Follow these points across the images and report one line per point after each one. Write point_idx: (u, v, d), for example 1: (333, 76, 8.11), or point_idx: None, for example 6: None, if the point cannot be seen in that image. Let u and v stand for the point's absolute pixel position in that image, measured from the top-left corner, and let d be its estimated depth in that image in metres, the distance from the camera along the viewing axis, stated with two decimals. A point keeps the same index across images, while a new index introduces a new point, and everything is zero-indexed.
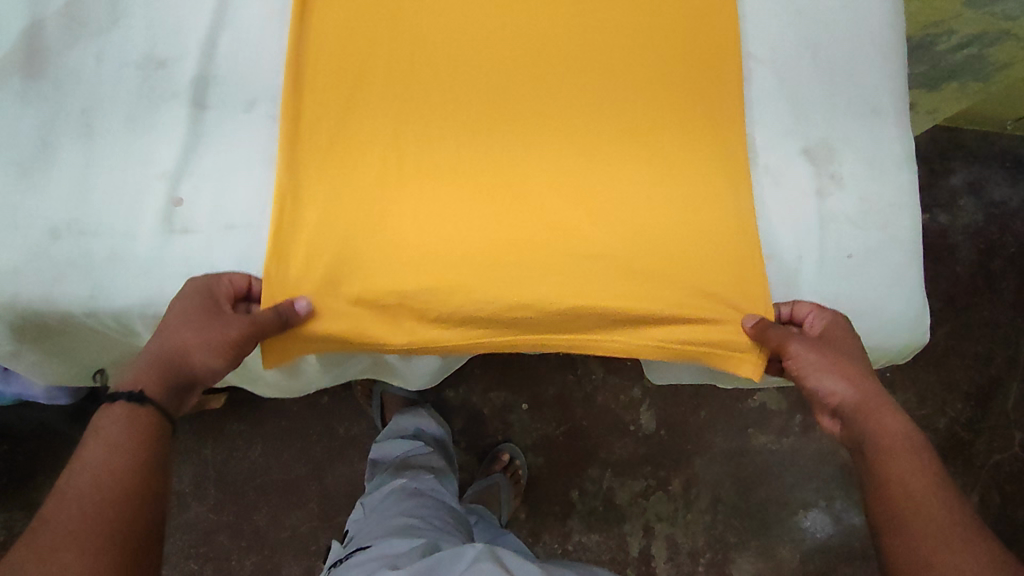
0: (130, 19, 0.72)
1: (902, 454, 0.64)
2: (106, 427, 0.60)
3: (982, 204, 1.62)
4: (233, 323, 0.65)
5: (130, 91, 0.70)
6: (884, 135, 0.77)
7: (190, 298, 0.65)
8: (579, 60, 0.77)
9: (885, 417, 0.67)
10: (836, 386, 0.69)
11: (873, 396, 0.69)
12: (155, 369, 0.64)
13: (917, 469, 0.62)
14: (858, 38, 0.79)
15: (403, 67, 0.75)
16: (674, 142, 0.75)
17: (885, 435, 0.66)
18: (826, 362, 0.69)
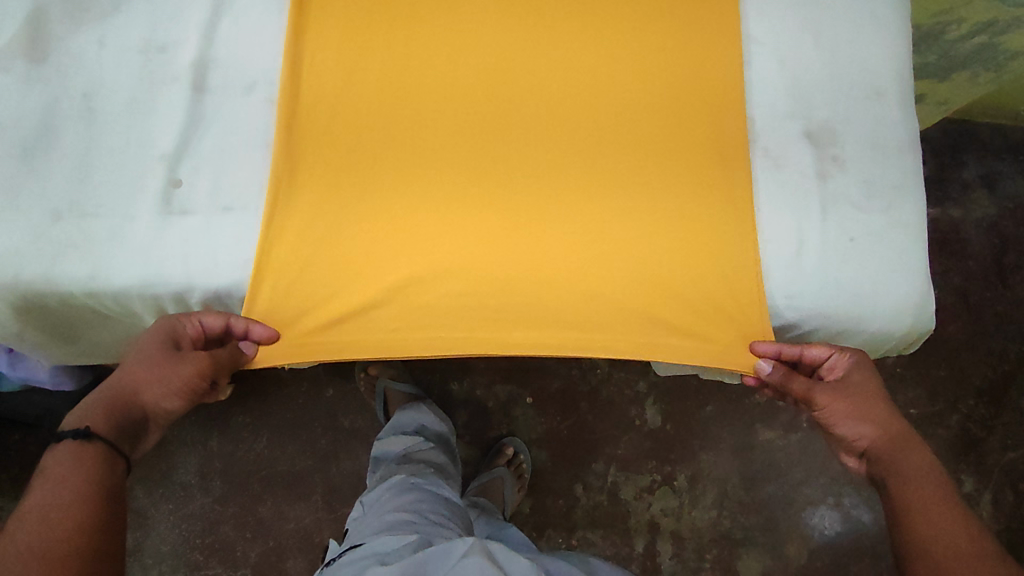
0: (132, 5, 0.73)
1: (929, 490, 0.65)
2: (53, 464, 0.59)
3: (996, 198, 1.59)
4: (191, 361, 0.67)
5: (131, 75, 0.71)
6: (888, 117, 0.76)
7: (155, 339, 0.67)
8: (578, 45, 0.76)
9: (912, 455, 0.69)
10: (862, 429, 0.71)
11: (899, 436, 0.70)
12: (105, 408, 0.64)
13: (944, 506, 0.63)
14: (862, 20, 0.78)
15: (402, 51, 0.75)
16: (673, 126, 0.75)
17: (913, 472, 0.67)
18: (853, 407, 0.71)
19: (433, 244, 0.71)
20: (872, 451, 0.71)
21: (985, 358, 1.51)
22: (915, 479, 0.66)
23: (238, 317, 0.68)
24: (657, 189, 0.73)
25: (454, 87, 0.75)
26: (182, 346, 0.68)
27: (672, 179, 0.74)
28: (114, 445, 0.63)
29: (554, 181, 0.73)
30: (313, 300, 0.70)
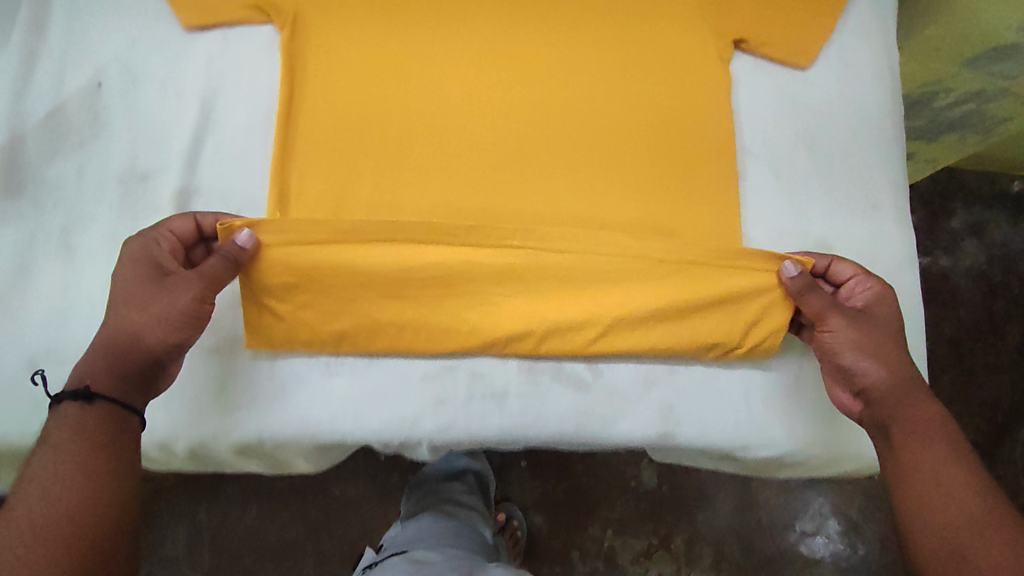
0: (112, 129, 0.69)
1: (938, 445, 0.62)
2: (61, 426, 0.56)
3: (984, 247, 1.60)
4: (176, 283, 0.60)
5: (112, 207, 0.67)
6: (883, 234, 0.77)
7: (134, 262, 0.62)
8: (571, 158, 0.73)
9: (918, 405, 0.64)
10: (874, 368, 0.65)
11: (910, 384, 0.65)
12: (101, 362, 0.59)
13: (936, 457, 0.61)
14: (857, 131, 0.79)
15: (395, 161, 0.70)
16: (688, 240, 0.69)
17: (915, 421, 0.64)
18: (867, 338, 0.66)
19: (429, 378, 0.67)
20: (874, 392, 0.65)
21: (972, 411, 1.51)
22: (923, 433, 0.63)
23: (205, 212, 0.65)
24: (672, 313, 0.68)
25: (456, 198, 0.70)
26: (161, 265, 0.62)
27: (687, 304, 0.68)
28: (122, 400, 0.59)
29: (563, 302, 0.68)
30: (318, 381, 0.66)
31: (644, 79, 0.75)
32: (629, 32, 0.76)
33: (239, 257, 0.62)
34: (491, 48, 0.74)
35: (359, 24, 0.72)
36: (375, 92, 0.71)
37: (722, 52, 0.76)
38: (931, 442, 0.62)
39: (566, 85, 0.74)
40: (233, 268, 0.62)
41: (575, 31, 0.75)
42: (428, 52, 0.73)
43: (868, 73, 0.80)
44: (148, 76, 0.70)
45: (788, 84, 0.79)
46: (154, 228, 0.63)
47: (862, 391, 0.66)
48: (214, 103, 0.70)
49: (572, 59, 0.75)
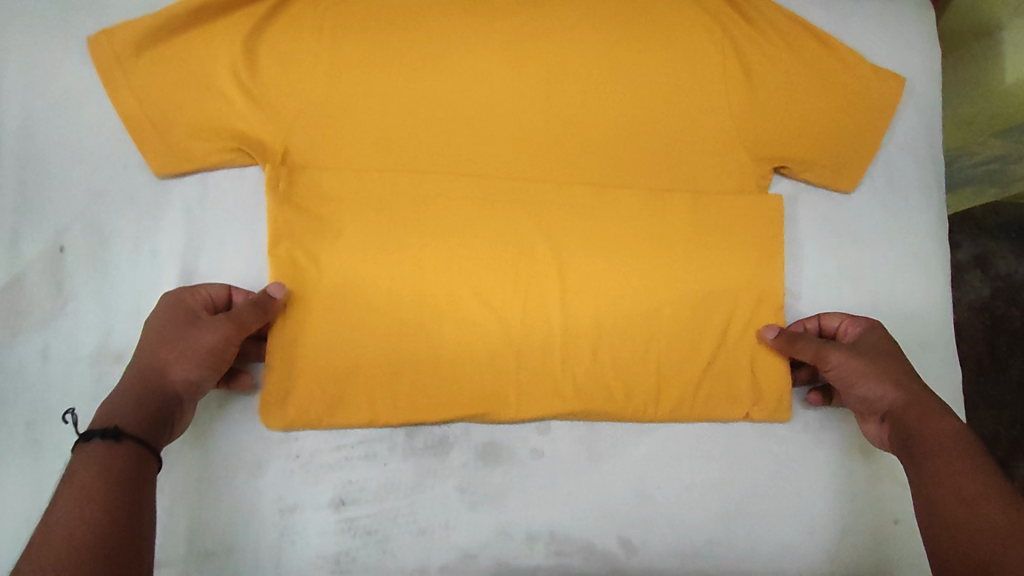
0: (79, 300, 0.60)
1: (955, 455, 0.54)
2: (86, 472, 0.46)
3: (984, 278, 1.14)
4: (208, 326, 0.56)
5: (84, 394, 0.59)
6: (930, 375, 0.73)
7: (166, 309, 0.58)
8: (593, 307, 0.67)
9: (937, 415, 0.58)
10: (884, 390, 0.61)
11: (925, 401, 0.59)
12: (122, 392, 0.53)
13: (955, 464, 0.54)
14: (902, 260, 0.74)
15: (406, 324, 0.63)
16: (714, 388, 0.67)
17: (934, 434, 0.57)
18: (871, 365, 0.62)
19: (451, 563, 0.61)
20: (893, 412, 0.60)
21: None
22: (939, 446, 0.55)
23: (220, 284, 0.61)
24: (701, 466, 0.67)
25: (470, 363, 0.64)
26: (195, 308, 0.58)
27: (724, 460, 0.67)
28: (148, 443, 0.51)
29: (597, 468, 0.65)
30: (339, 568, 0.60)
31: (676, 214, 0.69)
32: (659, 158, 0.70)
33: (267, 305, 0.59)
34: (499, 189, 0.66)
35: (358, 164, 0.64)
36: (379, 245, 0.64)
37: (759, 177, 0.71)
38: (952, 450, 0.55)
39: (578, 228, 0.67)
40: (260, 314, 0.58)
41: (600, 158, 0.69)
42: (437, 194, 0.65)
43: (914, 196, 0.76)
44: (117, 235, 0.61)
45: (831, 210, 0.74)
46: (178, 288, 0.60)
47: (882, 414, 0.62)
48: (196, 265, 0.62)
49: (596, 192, 0.68)
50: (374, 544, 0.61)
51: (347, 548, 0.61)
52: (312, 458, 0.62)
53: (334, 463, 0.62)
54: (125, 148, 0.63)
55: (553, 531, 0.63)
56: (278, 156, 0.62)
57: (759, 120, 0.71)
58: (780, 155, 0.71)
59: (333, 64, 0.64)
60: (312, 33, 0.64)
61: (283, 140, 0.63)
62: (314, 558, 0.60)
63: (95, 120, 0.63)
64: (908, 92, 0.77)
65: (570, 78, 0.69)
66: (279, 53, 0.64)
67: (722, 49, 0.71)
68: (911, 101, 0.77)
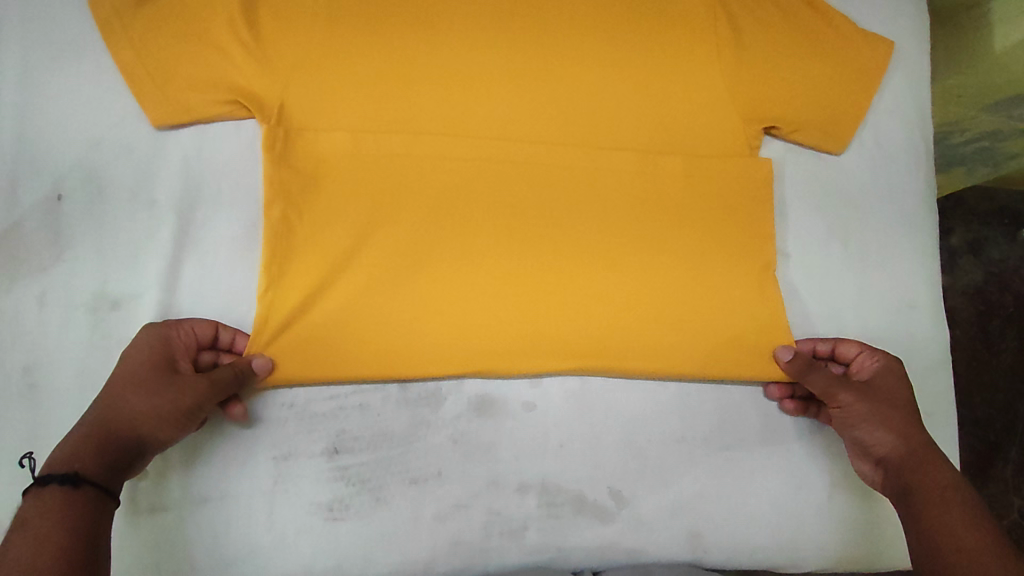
0: (76, 248, 0.60)
1: (951, 500, 0.55)
2: (41, 518, 0.47)
3: (977, 263, 1.15)
4: (189, 381, 0.55)
5: (80, 341, 0.59)
6: (921, 337, 0.73)
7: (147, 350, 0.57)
8: (583, 265, 0.67)
9: (932, 470, 0.58)
10: (883, 438, 0.61)
11: (923, 454, 0.60)
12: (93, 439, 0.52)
13: (954, 512, 0.54)
14: (889, 223, 0.75)
15: (400, 279, 0.64)
16: (706, 344, 0.67)
17: (931, 486, 0.57)
18: (876, 412, 0.62)
19: (442, 513, 0.62)
20: (890, 461, 0.61)
21: (978, 482, 1.08)
22: (937, 498, 0.56)
23: (200, 321, 0.60)
24: (691, 421, 0.68)
25: (462, 318, 0.64)
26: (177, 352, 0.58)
27: (715, 415, 0.68)
28: (107, 488, 0.50)
29: (589, 421, 0.66)
30: (330, 517, 0.61)
31: (667, 175, 0.70)
32: (652, 119, 0.71)
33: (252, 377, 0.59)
34: (491, 150, 0.67)
35: (351, 120, 0.65)
36: (373, 201, 0.65)
37: (750, 139, 0.72)
38: (947, 503, 0.55)
39: (571, 187, 0.68)
40: (241, 380, 0.58)
41: (592, 119, 0.70)
42: (431, 152, 0.66)
43: (902, 159, 0.77)
44: (114, 184, 0.62)
45: (820, 171, 0.75)
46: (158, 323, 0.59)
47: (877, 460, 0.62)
48: (193, 216, 0.63)
49: (588, 151, 0.69)
50: (367, 493, 0.62)
51: (341, 496, 0.61)
52: (307, 407, 0.62)
53: (328, 412, 0.62)
54: (124, 100, 0.63)
55: (544, 482, 0.64)
56: (274, 110, 0.63)
57: (750, 82, 0.71)
58: (769, 117, 0.72)
59: (329, 21, 0.65)
60: None
61: (279, 95, 0.63)
62: (308, 504, 0.61)
63: (91, 72, 0.63)
64: (896, 57, 0.78)
65: (565, 39, 0.70)
66: (278, 8, 0.64)
67: (712, 13, 0.72)
68: (900, 66, 0.78)
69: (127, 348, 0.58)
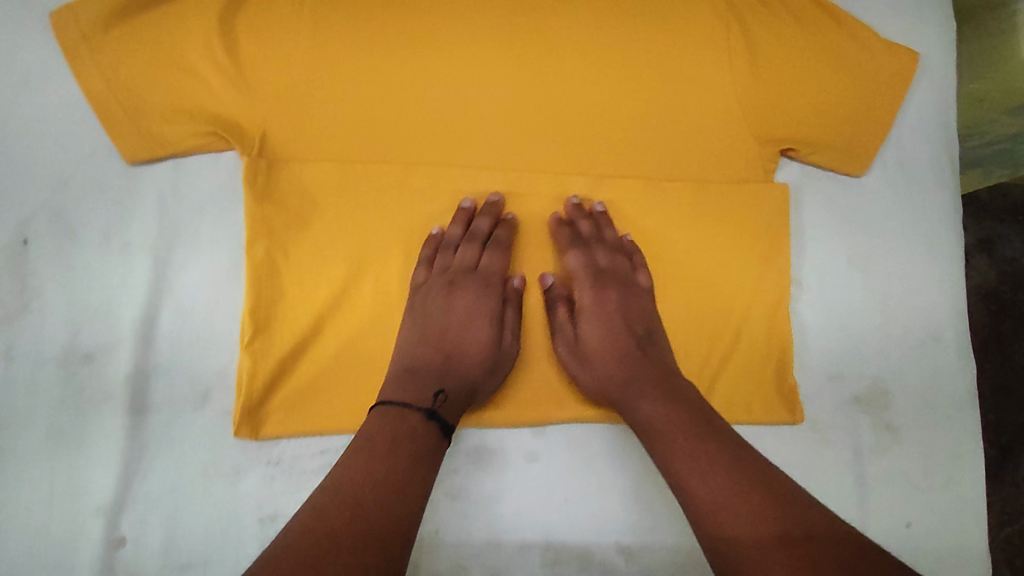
0: (44, 297, 0.56)
1: (677, 439, 0.52)
2: (404, 445, 0.52)
3: (989, 261, 1.06)
4: (506, 335, 0.61)
5: (52, 397, 0.55)
6: (946, 370, 0.69)
7: (481, 285, 0.62)
8: (590, 299, 0.63)
9: (642, 403, 0.56)
10: (588, 375, 0.60)
11: (625, 382, 0.58)
12: (449, 371, 0.58)
13: (698, 462, 0.50)
14: (914, 248, 0.70)
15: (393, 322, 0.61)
16: (715, 384, 0.64)
17: (654, 425, 0.54)
18: (580, 343, 0.61)
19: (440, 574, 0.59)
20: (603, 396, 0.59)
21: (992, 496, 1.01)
22: (671, 445, 0.52)
23: (467, 207, 0.62)
24: None
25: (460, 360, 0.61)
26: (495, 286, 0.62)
27: None
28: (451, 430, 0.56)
29: (595, 469, 0.62)
30: None
31: (677, 204, 0.66)
32: (662, 141, 0.66)
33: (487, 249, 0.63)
34: (487, 181, 0.64)
35: (338, 151, 0.61)
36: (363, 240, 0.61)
37: (767, 161, 0.67)
38: (672, 445, 0.52)
39: (579, 216, 0.64)
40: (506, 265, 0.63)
41: (595, 144, 0.65)
42: (426, 184, 0.62)
43: (931, 180, 0.71)
44: (84, 227, 0.58)
45: (840, 194, 0.70)
46: (493, 263, 0.62)
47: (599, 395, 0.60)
48: (170, 258, 0.59)
49: (592, 181, 0.65)
50: None
51: None
52: (294, 464, 0.58)
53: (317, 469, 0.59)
54: (92, 135, 0.59)
55: (548, 537, 0.61)
56: (256, 141, 0.59)
57: (767, 98, 0.66)
58: (788, 137, 0.67)
59: (312, 42, 0.60)
60: (293, 10, 0.60)
61: (261, 126, 0.59)
62: None
63: (57, 102, 0.59)
64: (922, 66, 0.73)
65: (569, 54, 0.65)
66: (257, 29, 0.59)
67: (726, 24, 0.66)
68: (927, 76, 0.72)
69: (445, 275, 0.62)
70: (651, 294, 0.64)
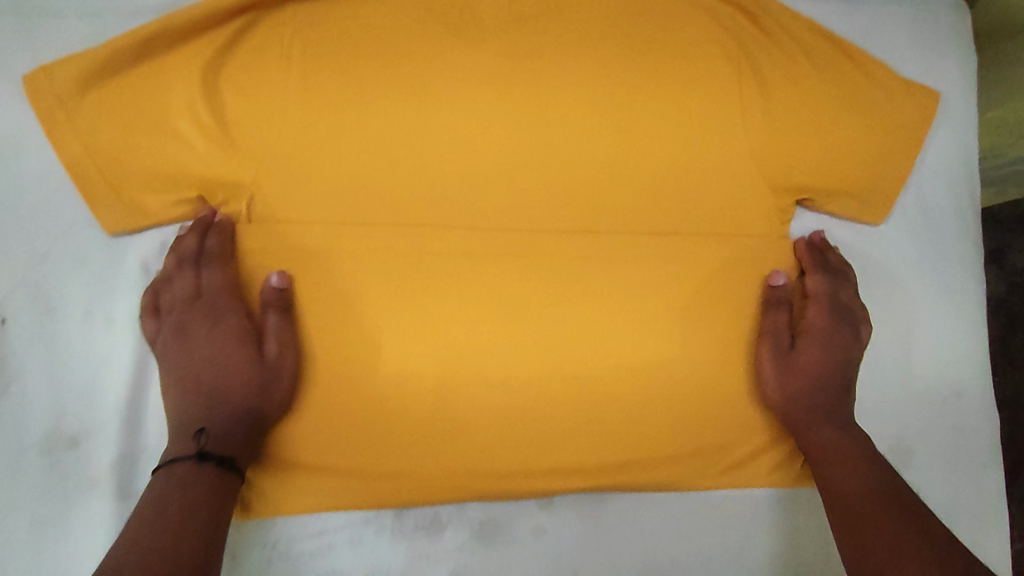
0: (25, 379, 0.54)
1: (850, 463, 0.57)
2: (189, 491, 0.50)
3: (997, 273, 0.88)
4: (273, 347, 0.54)
5: (34, 485, 0.53)
6: (969, 426, 0.66)
7: (217, 312, 0.55)
8: (598, 365, 0.59)
9: (823, 428, 0.59)
10: (790, 392, 0.59)
11: (820, 408, 0.59)
12: (216, 410, 0.53)
13: (858, 479, 0.56)
14: (935, 299, 0.67)
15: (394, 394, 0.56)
16: (733, 451, 0.61)
17: (827, 448, 0.58)
18: (804, 362, 0.60)
19: None
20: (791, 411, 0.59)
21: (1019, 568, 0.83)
22: (835, 459, 0.57)
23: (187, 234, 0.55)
24: (719, 536, 0.61)
25: (461, 434, 0.57)
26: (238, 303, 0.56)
27: (744, 528, 0.62)
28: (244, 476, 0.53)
29: (605, 540, 0.60)
30: None
31: (695, 260, 0.61)
32: (673, 192, 0.62)
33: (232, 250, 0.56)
34: (491, 239, 0.60)
35: (331, 213, 0.57)
36: (355, 307, 0.57)
37: (783, 211, 0.64)
38: (840, 467, 0.57)
39: (587, 275, 0.60)
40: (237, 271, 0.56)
41: (600, 197, 0.61)
42: (418, 246, 0.58)
43: (952, 227, 0.68)
44: (65, 303, 0.55)
45: (857, 243, 0.67)
46: (212, 283, 0.55)
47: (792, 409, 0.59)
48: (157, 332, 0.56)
49: (597, 236, 0.61)
50: None
51: None
52: (292, 545, 0.57)
53: (315, 551, 0.57)
54: (71, 204, 0.56)
55: None
56: (243, 206, 0.56)
57: (783, 145, 0.63)
58: (808, 185, 0.63)
59: (300, 100, 0.57)
60: (281, 66, 0.57)
61: (249, 190, 0.56)
62: None
63: (36, 171, 0.56)
64: (942, 107, 0.69)
65: (572, 103, 0.61)
66: (243, 89, 0.56)
67: (737, 69, 0.63)
68: (946, 117, 0.69)
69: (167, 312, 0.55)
70: (668, 358, 0.59)
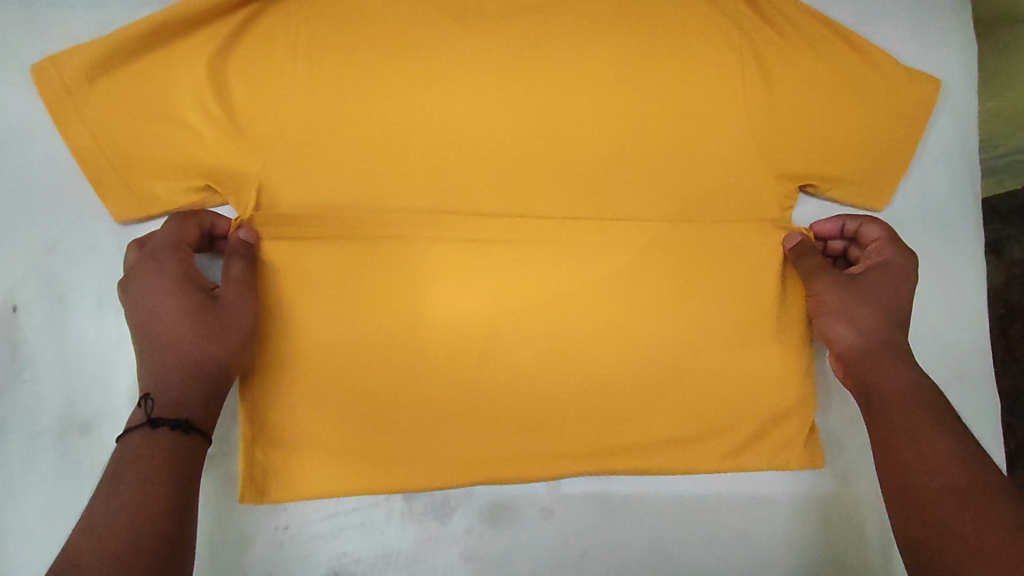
0: (38, 365, 0.54)
1: (913, 408, 0.52)
2: (143, 460, 0.45)
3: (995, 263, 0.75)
4: (227, 289, 0.53)
5: (48, 469, 0.54)
6: (970, 409, 0.67)
7: (161, 264, 0.53)
8: (605, 350, 0.60)
9: (892, 369, 0.55)
10: (847, 331, 0.59)
11: (886, 348, 0.57)
12: (169, 366, 0.50)
13: (927, 426, 0.51)
14: (936, 283, 0.68)
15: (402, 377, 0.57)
16: (739, 434, 0.61)
17: (892, 388, 0.54)
18: (848, 301, 0.59)
19: None
20: (852, 349, 0.58)
21: None
22: (904, 403, 0.53)
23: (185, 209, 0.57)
24: (725, 517, 0.62)
25: (470, 417, 0.58)
26: (185, 255, 0.54)
27: (750, 510, 0.62)
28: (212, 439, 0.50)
29: (612, 522, 0.61)
30: None
31: (699, 244, 0.62)
32: (677, 178, 0.63)
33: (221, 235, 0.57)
34: (496, 224, 0.60)
35: (338, 200, 0.58)
36: (365, 294, 0.57)
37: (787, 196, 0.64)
38: (910, 410, 0.52)
39: (591, 260, 0.60)
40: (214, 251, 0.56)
41: (606, 183, 0.62)
42: (425, 232, 0.58)
43: (952, 213, 0.69)
44: (77, 291, 0.56)
45: None
46: (161, 238, 0.54)
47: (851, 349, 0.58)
48: None
49: (602, 221, 0.61)
50: None
51: None
52: (302, 529, 0.58)
53: (327, 533, 0.58)
54: (81, 193, 0.56)
55: None
56: (253, 194, 0.56)
57: (786, 131, 0.63)
58: (810, 170, 0.64)
59: (307, 88, 0.57)
60: (288, 55, 0.58)
61: (258, 178, 0.56)
62: None
63: (44, 160, 0.56)
64: (941, 96, 0.70)
65: (575, 91, 0.62)
66: (251, 78, 0.57)
67: (740, 56, 0.64)
68: (945, 106, 0.70)
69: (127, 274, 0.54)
70: (671, 341, 0.61)
